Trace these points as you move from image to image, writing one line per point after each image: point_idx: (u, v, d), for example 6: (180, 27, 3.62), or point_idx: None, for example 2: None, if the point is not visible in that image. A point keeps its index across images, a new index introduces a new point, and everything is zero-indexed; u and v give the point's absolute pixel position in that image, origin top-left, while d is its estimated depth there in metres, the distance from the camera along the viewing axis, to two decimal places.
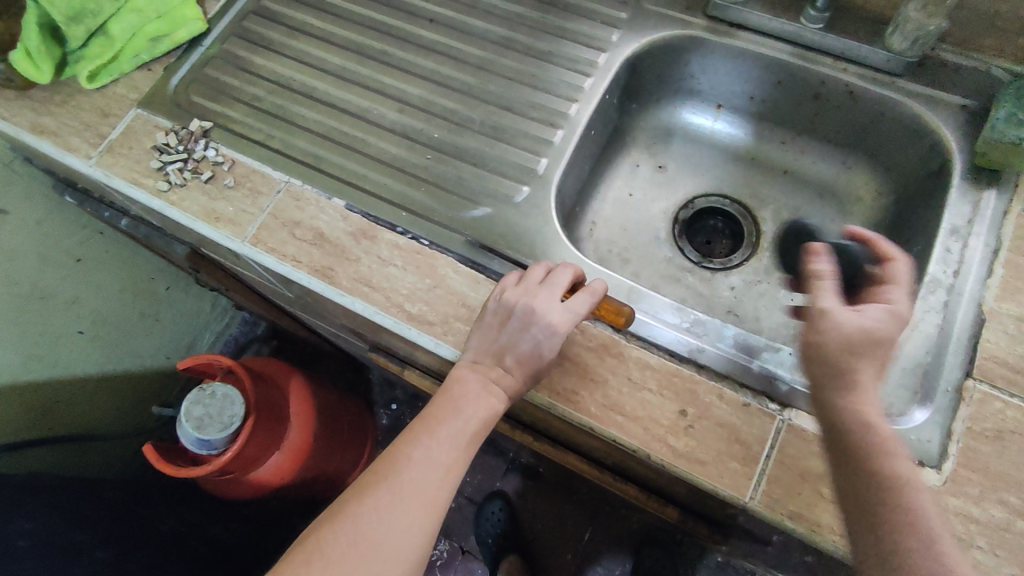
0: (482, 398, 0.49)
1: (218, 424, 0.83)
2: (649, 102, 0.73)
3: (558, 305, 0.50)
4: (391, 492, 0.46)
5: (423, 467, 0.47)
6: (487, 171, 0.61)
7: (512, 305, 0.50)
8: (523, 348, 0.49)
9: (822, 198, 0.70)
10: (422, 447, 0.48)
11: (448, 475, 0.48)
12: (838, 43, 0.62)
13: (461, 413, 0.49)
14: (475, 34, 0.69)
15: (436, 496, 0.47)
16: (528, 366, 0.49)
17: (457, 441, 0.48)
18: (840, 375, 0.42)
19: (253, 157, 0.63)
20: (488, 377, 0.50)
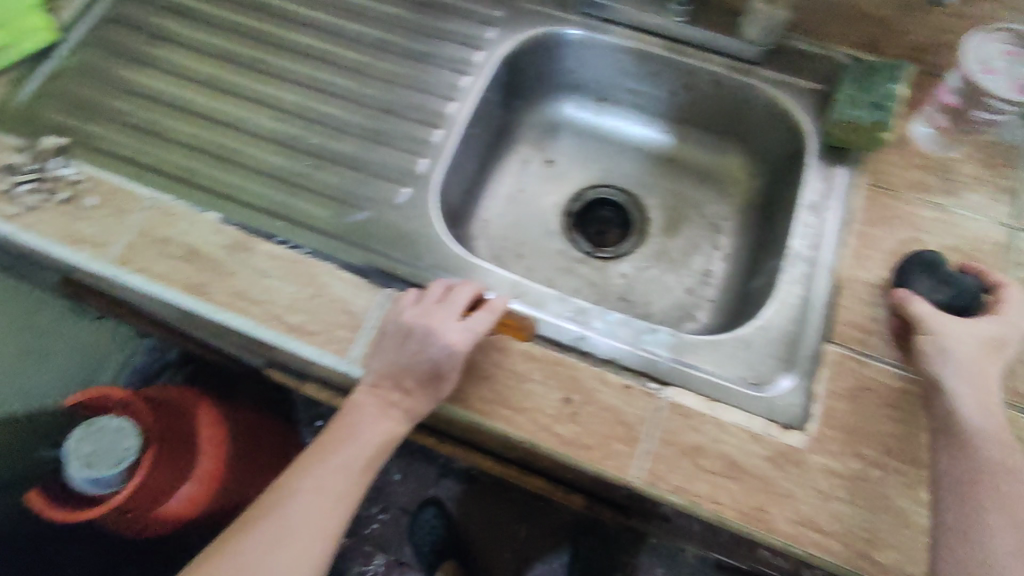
0: (378, 423, 0.50)
1: (109, 459, 0.78)
2: (533, 99, 0.74)
3: (456, 324, 0.50)
4: (280, 524, 0.47)
5: (315, 496, 0.49)
6: (367, 175, 0.60)
7: (411, 326, 0.51)
8: (420, 370, 0.50)
9: (702, 182, 0.73)
10: (313, 475, 0.49)
11: (339, 502, 0.49)
12: (700, 35, 0.65)
13: (355, 440, 0.50)
14: (350, 36, 0.68)
15: (328, 524, 0.48)
16: (425, 386, 0.50)
17: (348, 468, 0.50)
18: (970, 386, 0.46)
19: (116, 173, 0.59)
20: (383, 402, 0.51)
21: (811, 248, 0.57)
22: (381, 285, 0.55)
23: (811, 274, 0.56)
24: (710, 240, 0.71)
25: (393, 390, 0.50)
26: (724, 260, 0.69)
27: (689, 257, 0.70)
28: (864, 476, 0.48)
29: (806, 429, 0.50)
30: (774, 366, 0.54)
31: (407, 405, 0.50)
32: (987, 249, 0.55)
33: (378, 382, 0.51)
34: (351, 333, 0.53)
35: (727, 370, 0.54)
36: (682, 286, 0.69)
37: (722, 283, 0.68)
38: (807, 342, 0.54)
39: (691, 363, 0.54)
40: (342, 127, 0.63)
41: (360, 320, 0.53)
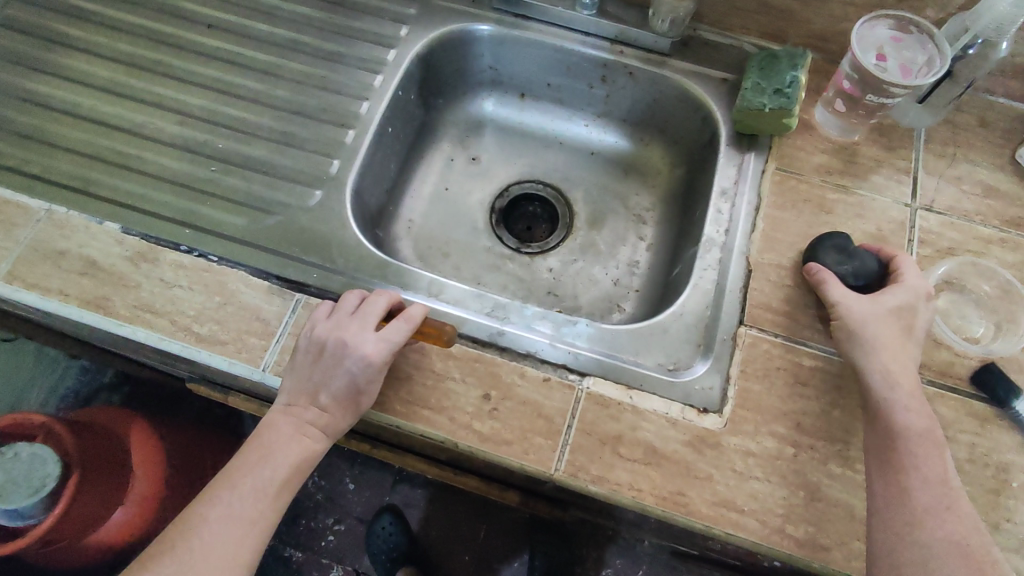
0: (293, 443, 0.48)
1: (26, 489, 0.75)
2: (454, 97, 0.74)
3: (372, 335, 0.48)
4: (186, 557, 0.44)
5: (225, 524, 0.45)
6: (278, 178, 0.59)
7: (324, 340, 0.49)
8: (336, 385, 0.48)
9: (626, 174, 0.74)
10: (223, 502, 0.46)
11: (253, 530, 0.46)
12: (611, 27, 0.65)
13: (268, 461, 0.47)
14: (259, 37, 0.66)
15: (241, 554, 0.45)
16: (343, 401, 0.48)
17: (262, 492, 0.46)
18: (879, 363, 0.47)
19: (5, 185, 0.56)
20: (298, 420, 0.48)
21: (724, 234, 0.58)
22: (293, 290, 0.54)
23: (724, 259, 0.57)
24: (635, 231, 0.71)
25: (308, 408, 0.48)
26: (649, 249, 0.70)
27: (615, 248, 0.71)
28: (778, 454, 0.49)
29: (721, 412, 0.50)
30: (691, 351, 0.53)
31: (324, 423, 0.48)
32: (889, 228, 0.57)
33: (293, 401, 0.48)
34: (263, 340, 0.51)
35: (645, 359, 0.53)
36: (609, 278, 0.69)
37: (647, 273, 0.69)
38: (724, 326, 0.54)
39: (609, 353, 0.54)
40: (252, 130, 0.61)
41: (272, 327, 0.52)
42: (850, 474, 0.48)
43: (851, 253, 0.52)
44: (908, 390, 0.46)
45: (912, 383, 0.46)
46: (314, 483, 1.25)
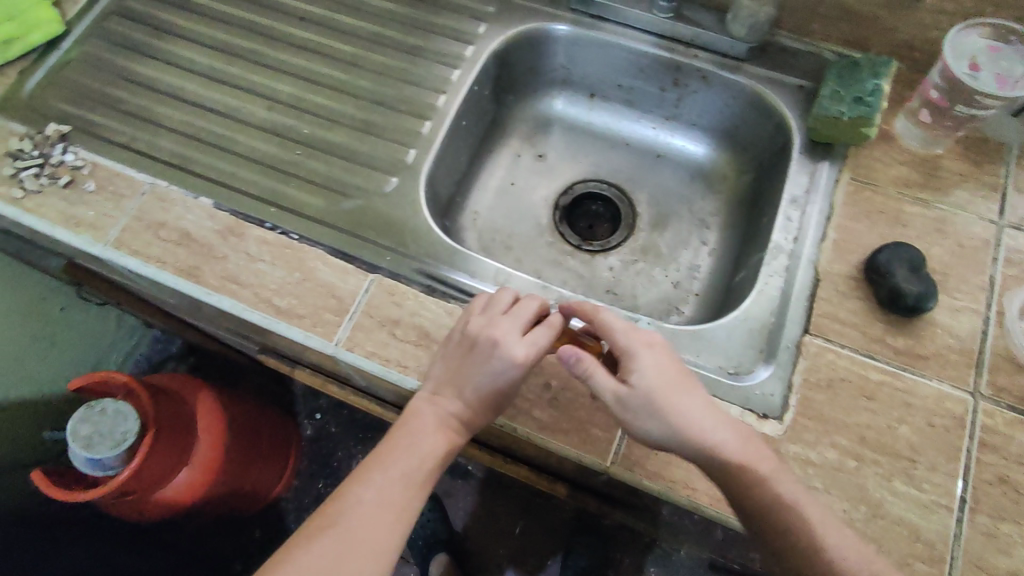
0: (438, 434, 0.49)
1: (109, 441, 0.80)
2: (526, 94, 0.75)
3: (523, 340, 0.48)
4: (342, 537, 0.45)
5: (374, 508, 0.46)
6: (358, 164, 0.62)
7: (476, 335, 0.49)
8: (483, 384, 0.48)
9: (692, 178, 0.74)
10: (373, 484, 0.47)
11: (397, 517, 0.46)
12: (687, 31, 0.66)
13: (413, 450, 0.48)
14: (347, 30, 0.69)
15: (386, 540, 0.46)
16: (485, 399, 0.48)
17: (410, 479, 0.47)
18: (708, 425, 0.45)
19: (116, 160, 0.62)
20: (444, 413, 0.49)
21: (792, 241, 0.57)
22: (367, 271, 0.56)
23: (792, 266, 0.56)
24: (698, 235, 0.71)
25: (454, 403, 0.49)
26: (711, 254, 0.70)
27: (677, 251, 0.71)
28: (838, 466, 0.47)
29: (782, 419, 0.49)
30: (753, 357, 0.53)
31: (469, 419, 0.49)
32: (971, 245, 0.55)
33: (439, 393, 0.49)
34: (337, 316, 0.54)
35: (705, 361, 0.54)
36: (669, 280, 0.69)
37: (707, 277, 0.69)
38: (787, 334, 0.53)
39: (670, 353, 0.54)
40: (335, 117, 0.64)
41: (346, 304, 0.55)
42: (916, 494, 0.46)
43: (916, 272, 0.51)
44: (744, 445, 0.45)
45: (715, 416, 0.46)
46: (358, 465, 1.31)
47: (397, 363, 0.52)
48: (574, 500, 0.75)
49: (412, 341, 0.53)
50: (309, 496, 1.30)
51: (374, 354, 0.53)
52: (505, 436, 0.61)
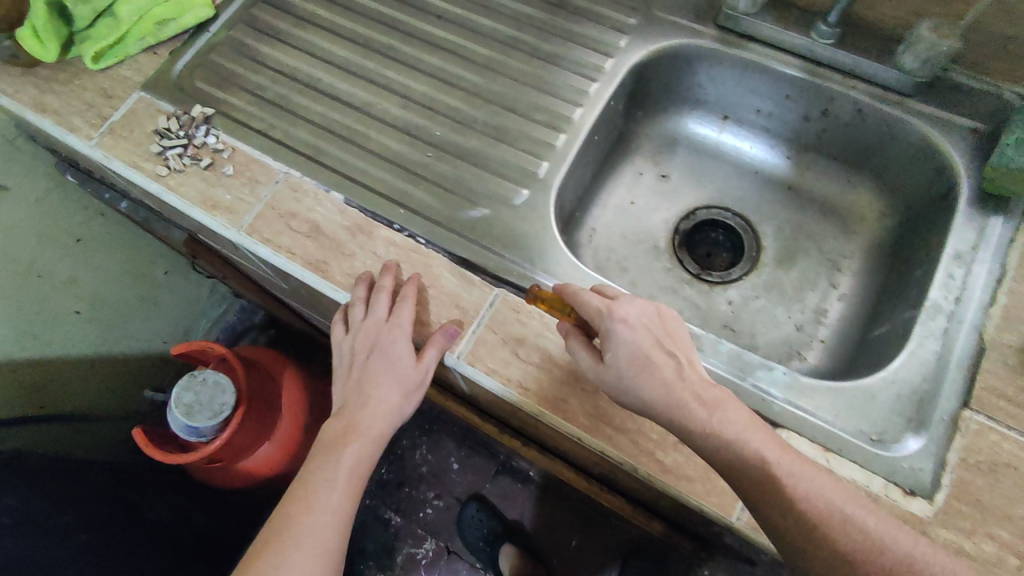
0: (367, 420, 0.55)
1: (208, 411, 0.83)
2: (655, 111, 0.72)
3: (406, 337, 0.54)
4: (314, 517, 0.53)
5: (309, 529, 0.53)
6: (487, 172, 0.61)
7: (361, 342, 0.55)
8: (385, 380, 0.55)
9: (826, 215, 0.69)
10: (323, 471, 0.55)
11: (331, 523, 0.54)
12: (848, 60, 0.61)
13: (331, 466, 0.55)
14: (483, 32, 0.68)
15: (329, 542, 0.53)
16: (392, 383, 0.54)
17: (357, 457, 0.56)
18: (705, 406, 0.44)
19: (254, 145, 0.63)
20: (348, 426, 0.55)
21: (954, 301, 0.52)
22: (493, 284, 0.56)
23: (950, 329, 0.51)
24: (828, 277, 0.66)
25: (354, 414, 0.55)
26: (841, 300, 0.65)
27: (802, 291, 0.66)
28: (997, 561, 0.43)
29: (932, 499, 0.45)
30: (900, 425, 0.49)
31: (371, 422, 0.55)
32: None
33: (344, 407, 0.56)
34: (460, 328, 0.54)
35: (844, 422, 0.49)
36: (791, 322, 0.65)
37: (837, 324, 0.64)
38: (942, 405, 0.48)
39: (805, 408, 0.50)
40: (468, 121, 0.63)
41: (470, 316, 0.54)
42: None
43: None
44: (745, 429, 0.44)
45: (693, 394, 0.45)
46: (421, 456, 1.29)
47: (518, 384, 0.52)
48: (666, 538, 0.75)
49: (534, 363, 0.52)
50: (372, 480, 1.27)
51: (495, 372, 0.52)
52: (625, 476, 0.59)
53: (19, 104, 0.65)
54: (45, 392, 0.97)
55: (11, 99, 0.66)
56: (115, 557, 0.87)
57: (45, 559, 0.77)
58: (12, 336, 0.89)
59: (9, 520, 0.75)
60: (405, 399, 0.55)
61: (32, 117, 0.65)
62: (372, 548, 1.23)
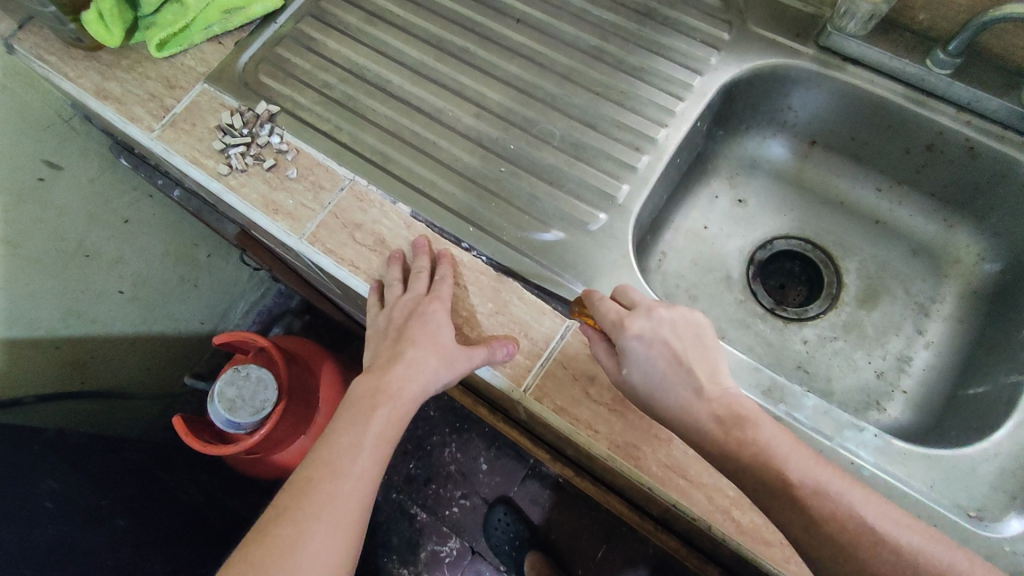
0: (398, 383, 0.50)
1: (249, 407, 0.83)
2: (737, 131, 0.69)
3: (446, 307, 0.52)
4: (336, 485, 0.48)
5: (331, 497, 0.48)
6: (563, 192, 0.58)
7: (396, 308, 0.53)
8: (421, 343, 0.51)
9: (914, 255, 0.65)
10: (348, 434, 0.50)
11: (355, 494, 0.49)
12: (964, 92, 0.55)
13: (357, 430, 0.50)
14: (564, 40, 0.65)
15: (352, 514, 0.48)
16: (429, 348, 0.50)
17: (386, 421, 0.51)
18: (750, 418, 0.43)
19: (319, 148, 0.60)
20: (378, 387, 0.51)
21: None
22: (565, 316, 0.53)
23: None
24: (914, 322, 0.62)
25: (386, 377, 0.51)
26: (928, 348, 0.61)
27: (885, 335, 0.62)
28: None
29: None
30: (1004, 503, 0.45)
31: (404, 386, 0.50)
32: None
33: (377, 369, 0.52)
34: (528, 359, 0.51)
35: (940, 494, 0.45)
36: (871, 368, 0.61)
37: (922, 375, 0.59)
38: None
39: (897, 475, 0.46)
40: (545, 136, 0.60)
41: (539, 347, 0.51)
42: None
43: None
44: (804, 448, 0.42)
45: None
46: (450, 454, 1.27)
47: (586, 426, 0.49)
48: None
49: (605, 404, 0.49)
50: (399, 474, 1.26)
51: (564, 411, 0.49)
52: (691, 530, 0.59)
53: (81, 90, 0.64)
54: (87, 369, 0.97)
55: (73, 84, 0.64)
56: (151, 543, 0.84)
57: (89, 545, 0.74)
58: (58, 314, 0.88)
59: (51, 503, 0.73)
60: (445, 368, 0.50)
61: (94, 104, 0.63)
62: (397, 543, 1.22)
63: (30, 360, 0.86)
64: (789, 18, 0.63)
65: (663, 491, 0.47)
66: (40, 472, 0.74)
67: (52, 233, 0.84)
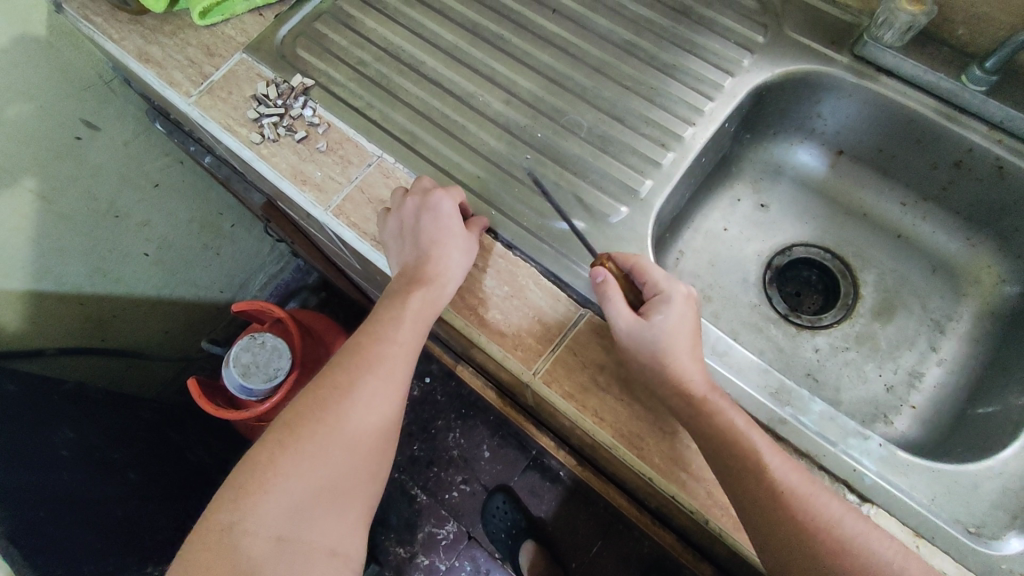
0: (433, 267, 0.52)
1: (263, 374, 0.84)
2: (765, 136, 0.69)
3: (452, 198, 0.54)
4: (381, 352, 0.53)
5: (378, 362, 0.52)
6: (586, 183, 0.58)
7: (403, 214, 0.53)
8: (440, 238, 0.52)
9: (934, 272, 0.65)
10: (390, 311, 0.54)
11: (398, 360, 0.53)
12: (997, 110, 0.55)
13: (396, 309, 0.53)
14: (599, 32, 0.65)
15: (389, 395, 0.52)
16: (445, 237, 0.52)
17: (427, 306, 0.52)
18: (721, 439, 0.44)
19: (350, 124, 0.61)
20: (413, 277, 0.53)
21: None
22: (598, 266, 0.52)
23: None
24: (928, 338, 0.62)
25: (419, 268, 0.53)
26: (941, 366, 0.60)
27: (898, 349, 0.62)
28: None
29: None
30: (1004, 521, 0.45)
31: (439, 273, 0.52)
32: None
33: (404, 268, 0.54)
34: (540, 344, 0.52)
35: (940, 508, 0.45)
36: (881, 381, 0.61)
37: (932, 392, 0.59)
38: None
39: (899, 486, 0.46)
40: (572, 127, 0.61)
41: (552, 333, 0.52)
42: None
43: None
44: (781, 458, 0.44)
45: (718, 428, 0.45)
46: (454, 439, 1.28)
47: (592, 413, 0.49)
48: None
49: (613, 394, 0.50)
50: (402, 455, 1.28)
51: (571, 397, 0.50)
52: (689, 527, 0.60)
53: (123, 51, 0.65)
54: (107, 327, 0.99)
55: (116, 46, 0.66)
56: (158, 498, 0.86)
57: (101, 493, 0.76)
58: (83, 272, 0.91)
59: (66, 452, 0.75)
60: (466, 257, 0.53)
61: (134, 66, 0.65)
62: (395, 522, 1.23)
63: (51, 313, 0.88)
64: (826, 25, 0.63)
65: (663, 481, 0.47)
66: (57, 423, 0.77)
67: (84, 191, 0.86)
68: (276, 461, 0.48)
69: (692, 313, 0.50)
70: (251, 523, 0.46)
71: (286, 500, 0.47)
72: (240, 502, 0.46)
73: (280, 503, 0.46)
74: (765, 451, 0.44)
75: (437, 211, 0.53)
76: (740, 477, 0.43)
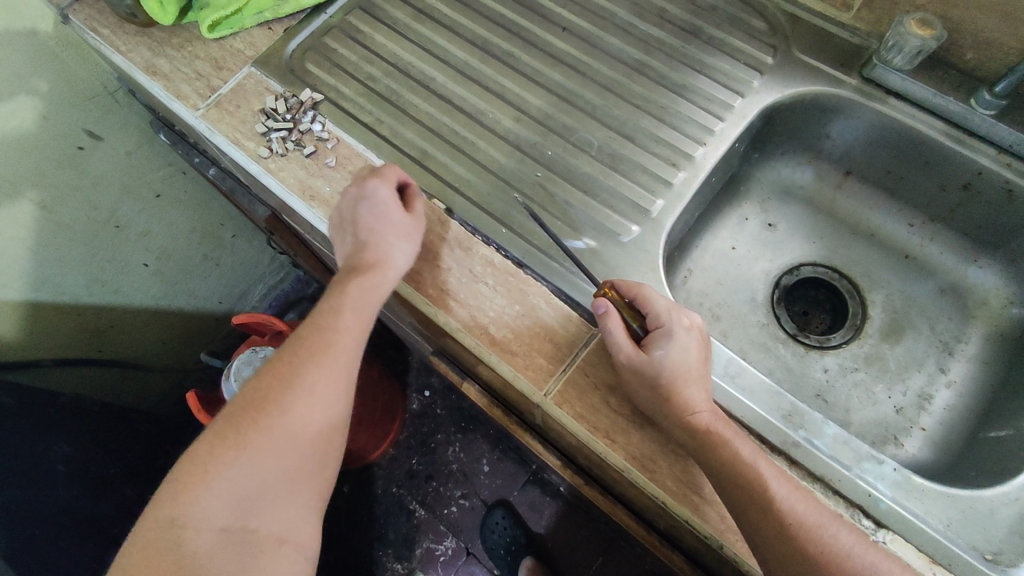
0: (374, 256, 0.51)
1: None
2: (773, 155, 0.69)
3: (388, 184, 0.53)
4: (326, 340, 0.50)
5: (322, 349, 0.49)
6: (597, 201, 0.58)
7: (348, 208, 0.53)
8: (376, 225, 0.51)
9: (942, 293, 0.65)
10: (333, 298, 0.51)
11: (346, 347, 0.50)
12: (1007, 134, 0.55)
13: (339, 294, 0.51)
14: (609, 51, 0.65)
15: (336, 381, 0.49)
16: (381, 226, 0.52)
17: (372, 290, 0.50)
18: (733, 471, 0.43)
19: (359, 139, 0.61)
20: (355, 263, 0.51)
21: None
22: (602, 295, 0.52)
23: None
24: (937, 359, 0.62)
25: (358, 256, 0.51)
26: (950, 388, 0.60)
27: (907, 370, 0.62)
28: None
29: None
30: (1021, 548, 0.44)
31: (380, 259, 0.51)
32: None
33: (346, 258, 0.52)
34: (551, 364, 0.51)
35: (956, 534, 0.45)
36: (891, 402, 0.60)
37: (943, 415, 0.59)
38: None
39: (915, 512, 0.46)
40: (582, 145, 0.61)
41: (563, 353, 0.52)
42: None
43: None
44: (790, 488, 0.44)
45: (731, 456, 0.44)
46: (454, 453, 1.27)
47: (605, 435, 0.49)
48: None
49: (625, 417, 0.49)
50: (401, 469, 1.26)
51: (583, 418, 0.49)
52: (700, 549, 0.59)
53: (131, 64, 0.65)
54: (104, 338, 0.98)
55: (123, 58, 0.65)
56: None
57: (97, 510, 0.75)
58: (82, 282, 0.90)
59: (63, 467, 0.73)
60: (404, 247, 0.52)
61: (141, 78, 0.65)
62: (393, 538, 1.21)
63: (48, 324, 0.87)
64: (834, 46, 0.63)
65: (676, 506, 0.47)
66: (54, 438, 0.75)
67: (85, 201, 0.85)
68: (217, 455, 0.45)
69: (698, 342, 0.49)
70: (194, 520, 0.43)
71: (230, 494, 0.44)
72: (180, 498, 0.44)
73: (223, 495, 0.44)
74: (771, 479, 0.43)
75: (373, 202, 0.52)
76: (750, 509, 0.43)
